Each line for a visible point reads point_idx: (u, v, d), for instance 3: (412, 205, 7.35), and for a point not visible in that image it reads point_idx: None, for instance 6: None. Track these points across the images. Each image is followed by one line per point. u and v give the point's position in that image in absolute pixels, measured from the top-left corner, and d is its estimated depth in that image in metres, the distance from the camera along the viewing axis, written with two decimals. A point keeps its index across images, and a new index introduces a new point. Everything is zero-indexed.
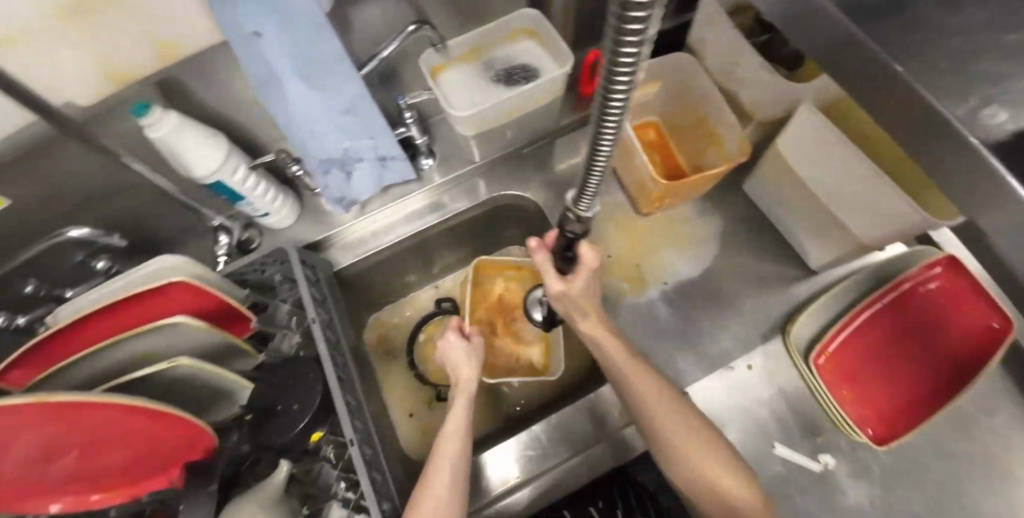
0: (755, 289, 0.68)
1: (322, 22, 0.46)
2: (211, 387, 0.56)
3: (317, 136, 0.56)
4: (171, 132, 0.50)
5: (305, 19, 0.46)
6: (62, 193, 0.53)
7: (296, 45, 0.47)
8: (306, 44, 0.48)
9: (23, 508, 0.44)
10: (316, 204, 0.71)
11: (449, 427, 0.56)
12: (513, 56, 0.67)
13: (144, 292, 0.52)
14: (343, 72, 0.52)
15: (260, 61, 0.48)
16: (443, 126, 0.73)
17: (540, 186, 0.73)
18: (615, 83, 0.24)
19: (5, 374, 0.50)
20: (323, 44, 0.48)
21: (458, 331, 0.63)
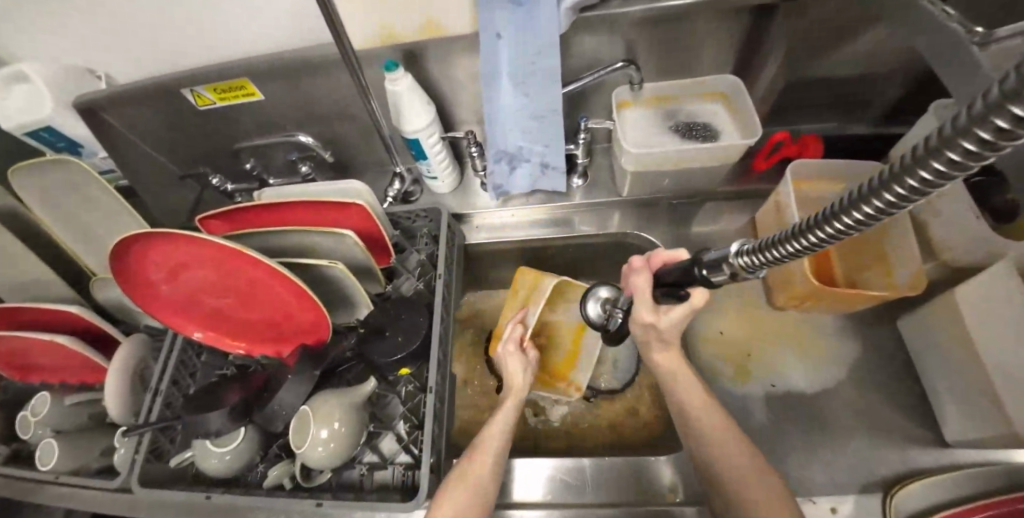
0: (867, 431, 0.61)
1: (553, 43, 0.54)
2: (344, 295, 0.65)
3: (504, 130, 0.64)
4: (403, 89, 0.61)
5: (538, 39, 0.54)
6: (307, 104, 0.68)
7: (524, 54, 0.56)
8: (532, 57, 0.56)
9: (178, 327, 0.65)
10: (472, 183, 0.80)
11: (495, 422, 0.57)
12: (698, 116, 0.69)
13: (333, 202, 0.64)
14: (550, 85, 0.59)
15: (492, 57, 0.56)
16: (605, 155, 0.78)
17: (672, 238, 0.74)
18: (878, 197, 0.24)
19: (209, 223, 0.67)
20: (544, 61, 0.56)
21: (517, 341, 0.63)
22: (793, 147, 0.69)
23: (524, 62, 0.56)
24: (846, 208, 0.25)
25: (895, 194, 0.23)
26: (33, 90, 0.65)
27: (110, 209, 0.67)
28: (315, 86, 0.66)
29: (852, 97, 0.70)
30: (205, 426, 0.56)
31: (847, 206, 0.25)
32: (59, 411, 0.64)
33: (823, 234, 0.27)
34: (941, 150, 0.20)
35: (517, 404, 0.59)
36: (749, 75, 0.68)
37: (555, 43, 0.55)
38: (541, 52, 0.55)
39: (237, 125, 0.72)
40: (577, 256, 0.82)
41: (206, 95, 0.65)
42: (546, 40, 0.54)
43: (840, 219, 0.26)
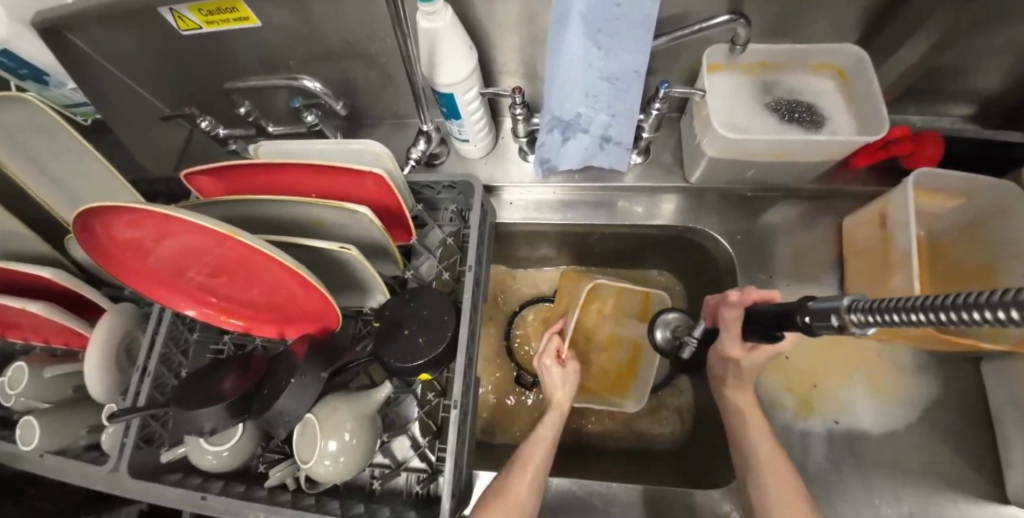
0: (930, 482, 0.54)
1: None
2: (357, 280, 0.56)
3: (563, 92, 0.52)
4: (442, 28, 0.47)
5: None
6: (316, 36, 0.55)
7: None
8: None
9: (169, 303, 0.57)
10: (508, 150, 0.68)
11: (539, 434, 0.51)
12: (801, 93, 0.57)
13: (346, 169, 0.52)
14: (638, 35, 0.46)
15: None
16: (670, 128, 0.65)
17: (737, 237, 0.64)
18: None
19: (196, 178, 0.57)
20: (636, 5, 0.42)
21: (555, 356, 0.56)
22: (909, 145, 0.56)
23: (608, 5, 0.42)
24: (991, 301, 0.15)
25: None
26: None
27: (79, 153, 0.56)
28: (327, 17, 0.52)
29: (993, 85, 0.56)
30: (197, 423, 0.50)
31: (992, 298, 0.15)
32: (38, 384, 0.59)
33: (962, 319, 0.17)
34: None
35: (561, 416, 0.53)
36: (874, 47, 0.54)
37: None
38: None
39: (231, 55, 0.58)
40: (622, 244, 0.72)
41: (190, 17, 0.52)
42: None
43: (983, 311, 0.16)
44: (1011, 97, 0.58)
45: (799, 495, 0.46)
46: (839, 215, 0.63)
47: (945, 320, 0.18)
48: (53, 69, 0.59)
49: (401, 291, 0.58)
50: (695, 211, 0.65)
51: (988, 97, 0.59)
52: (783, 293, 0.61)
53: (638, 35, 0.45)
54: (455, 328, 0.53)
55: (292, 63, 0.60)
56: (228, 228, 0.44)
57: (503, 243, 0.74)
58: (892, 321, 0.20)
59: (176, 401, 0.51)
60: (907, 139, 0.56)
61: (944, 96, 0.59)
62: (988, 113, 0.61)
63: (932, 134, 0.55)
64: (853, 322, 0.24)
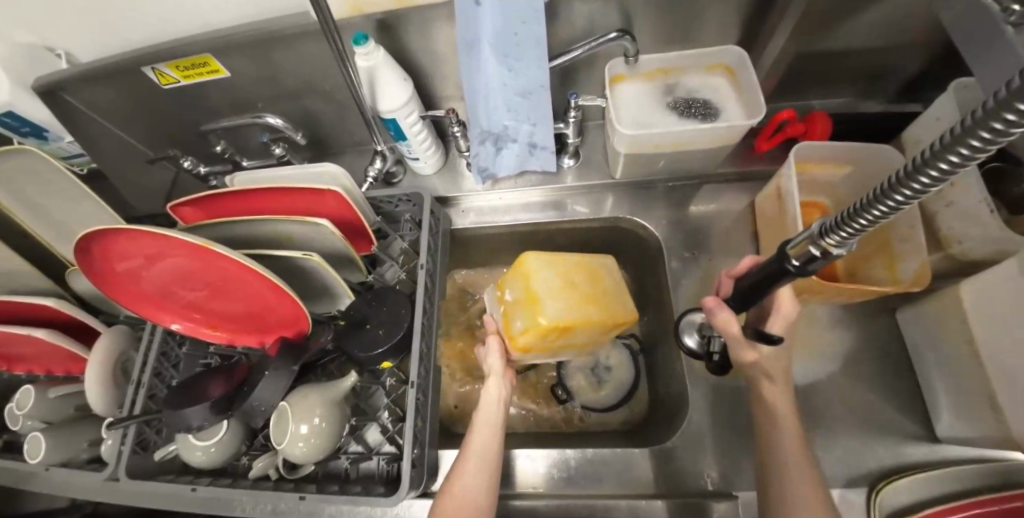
0: (857, 426, 0.60)
1: (538, 9, 0.49)
2: (321, 284, 0.63)
3: (489, 109, 0.60)
4: (377, 64, 0.56)
5: (525, 5, 0.49)
6: (277, 77, 0.64)
7: (506, 19, 0.51)
8: (517, 24, 0.51)
9: (155, 317, 0.63)
10: (457, 164, 0.76)
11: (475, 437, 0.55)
12: (699, 90, 0.64)
13: (308, 189, 0.60)
14: (538, 55, 0.54)
15: (472, 27, 0.52)
16: (597, 133, 0.74)
17: (664, 221, 0.71)
18: (908, 180, 0.23)
19: (180, 209, 0.64)
20: (530, 29, 0.51)
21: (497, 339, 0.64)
22: (801, 126, 0.64)
23: (508, 32, 0.52)
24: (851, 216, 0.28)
25: (938, 169, 0.21)
26: None
27: (73, 195, 0.65)
28: (287, 62, 0.62)
29: (868, 67, 0.65)
30: (186, 420, 0.56)
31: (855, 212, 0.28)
32: (45, 405, 0.65)
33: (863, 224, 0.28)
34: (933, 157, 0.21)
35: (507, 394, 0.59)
36: (754, 46, 0.62)
37: (541, 10, 0.50)
38: (526, 21, 0.51)
39: (205, 102, 0.68)
40: (571, 241, 0.79)
41: (168, 72, 0.62)
42: (531, 9, 0.50)
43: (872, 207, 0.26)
44: (889, 75, 0.67)
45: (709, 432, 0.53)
46: (752, 195, 0.70)
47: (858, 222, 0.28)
48: (49, 125, 0.68)
49: (364, 293, 0.65)
50: (628, 204, 0.73)
51: (869, 79, 0.67)
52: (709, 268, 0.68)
53: (539, 53, 0.53)
54: (411, 319, 0.60)
55: (259, 105, 0.69)
56: (207, 242, 0.52)
57: (463, 249, 0.81)
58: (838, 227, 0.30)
59: (169, 404, 0.58)
60: (797, 119, 0.64)
61: (830, 80, 0.68)
62: (874, 95, 0.70)
63: (820, 114, 0.63)
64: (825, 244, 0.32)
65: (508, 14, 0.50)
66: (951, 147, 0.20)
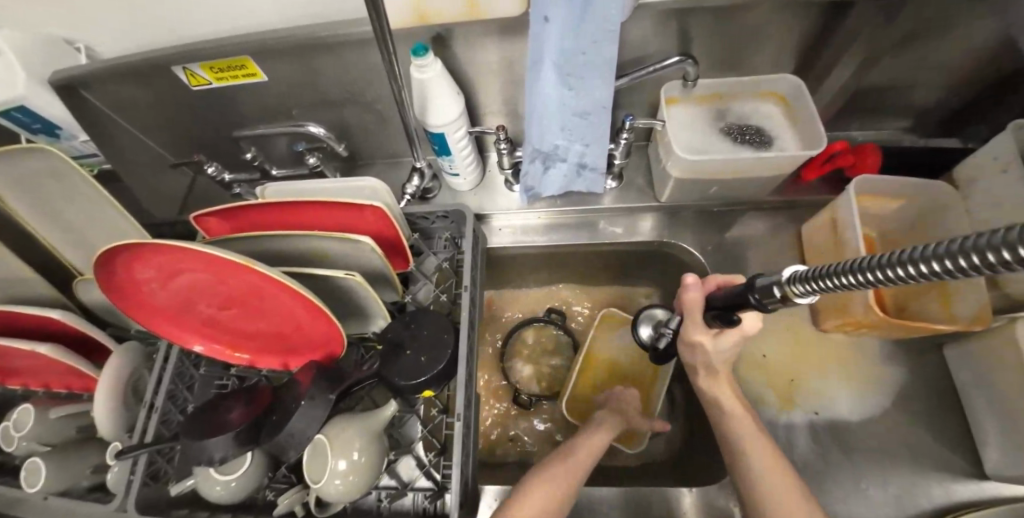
0: (910, 464, 0.58)
1: (615, 31, 0.47)
2: (356, 305, 0.59)
3: (543, 128, 0.58)
4: (433, 77, 0.54)
5: (601, 26, 0.47)
6: (317, 84, 0.61)
7: (577, 39, 0.48)
8: (588, 44, 0.49)
9: (174, 336, 0.58)
10: (495, 181, 0.74)
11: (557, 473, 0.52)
12: (752, 117, 0.63)
13: (349, 204, 0.57)
14: (602, 76, 0.52)
15: (539, 46, 0.49)
16: (639, 155, 0.72)
17: (708, 247, 0.69)
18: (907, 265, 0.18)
19: (205, 219, 0.60)
20: (601, 51, 0.49)
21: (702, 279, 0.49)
22: (851, 157, 0.63)
23: (576, 52, 0.50)
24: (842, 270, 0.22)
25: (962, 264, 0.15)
26: None
27: (88, 199, 0.60)
28: (330, 68, 0.59)
29: (917, 99, 0.65)
30: (207, 452, 0.51)
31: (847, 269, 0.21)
32: (43, 426, 0.59)
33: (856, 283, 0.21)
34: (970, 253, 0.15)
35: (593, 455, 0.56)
36: (807, 75, 0.62)
37: (617, 31, 0.48)
38: (598, 41, 0.48)
39: (236, 107, 0.64)
40: (607, 263, 0.77)
41: (201, 73, 0.58)
42: (604, 31, 0.47)
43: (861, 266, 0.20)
44: (935, 108, 0.67)
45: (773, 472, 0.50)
46: (798, 223, 0.70)
47: (848, 284, 0.22)
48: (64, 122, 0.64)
49: (401, 315, 0.61)
50: (670, 228, 0.71)
51: (914, 113, 0.68)
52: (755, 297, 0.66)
53: (604, 74, 0.52)
54: (454, 345, 0.57)
55: (293, 112, 0.66)
56: (245, 260, 0.48)
57: (495, 268, 0.78)
58: (834, 286, 0.23)
59: (187, 433, 0.53)
60: (847, 151, 0.63)
61: (878, 110, 0.68)
62: (916, 128, 0.70)
63: (871, 145, 0.62)
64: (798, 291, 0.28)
65: (579, 33, 0.48)
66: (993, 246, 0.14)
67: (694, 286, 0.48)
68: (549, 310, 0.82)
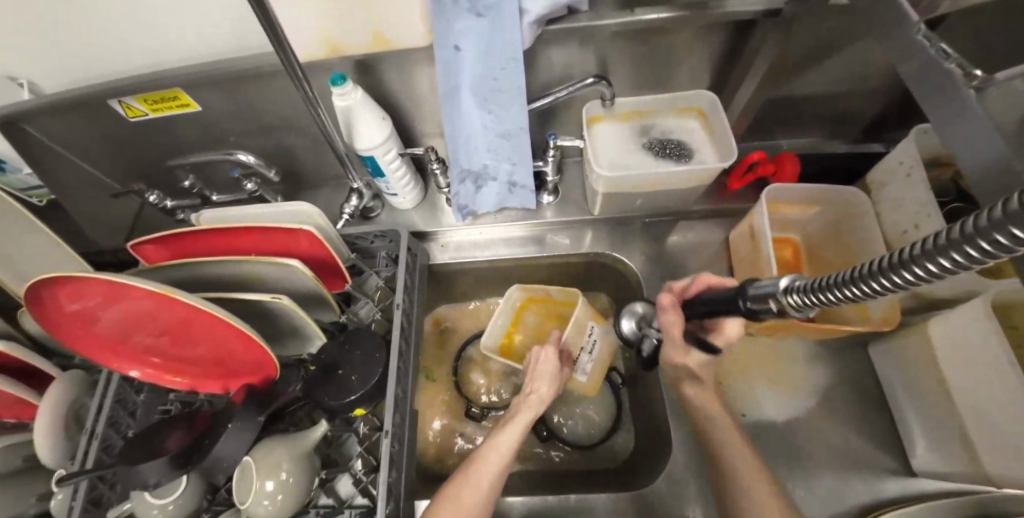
0: (839, 463, 0.59)
1: (517, 58, 0.50)
2: (291, 327, 0.60)
3: (468, 148, 0.60)
4: (355, 104, 0.56)
5: (505, 52, 0.50)
6: (252, 112, 0.63)
7: (485, 65, 0.51)
8: (496, 70, 0.51)
9: (111, 364, 0.58)
10: (437, 200, 0.76)
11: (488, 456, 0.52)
12: (674, 131, 0.66)
13: (280, 228, 0.58)
14: (516, 98, 0.54)
15: (452, 71, 0.52)
16: (575, 170, 0.75)
17: (644, 258, 0.71)
18: (927, 264, 0.20)
19: (141, 247, 0.61)
20: (510, 76, 0.52)
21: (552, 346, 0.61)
22: (770, 166, 0.66)
23: (487, 77, 0.52)
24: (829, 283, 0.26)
25: (945, 263, 0.19)
26: None
27: (25, 230, 0.61)
28: (262, 97, 0.61)
29: (833, 110, 0.67)
30: (141, 478, 0.52)
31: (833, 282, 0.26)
32: None
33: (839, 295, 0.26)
34: (978, 238, 0.17)
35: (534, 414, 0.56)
36: (725, 89, 0.65)
37: (521, 58, 0.50)
38: (506, 67, 0.51)
39: (175, 136, 0.66)
40: (552, 275, 0.78)
41: (137, 105, 0.60)
42: (511, 57, 0.50)
43: (843, 286, 0.25)
44: (854, 117, 0.70)
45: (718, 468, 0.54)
46: (728, 231, 0.72)
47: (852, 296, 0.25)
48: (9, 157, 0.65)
49: (337, 334, 0.63)
50: (607, 240, 0.73)
51: (834, 122, 0.70)
52: None
53: (518, 96, 0.54)
54: (386, 363, 0.58)
55: (232, 139, 0.67)
56: (165, 289, 0.49)
57: (443, 284, 0.80)
58: (818, 300, 0.28)
59: (124, 459, 0.53)
60: (766, 160, 0.66)
61: (800, 121, 0.70)
62: (838, 137, 0.73)
63: (787, 155, 0.65)
64: (793, 304, 0.31)
65: (487, 60, 0.50)
66: (953, 249, 0.19)
67: (671, 307, 0.54)
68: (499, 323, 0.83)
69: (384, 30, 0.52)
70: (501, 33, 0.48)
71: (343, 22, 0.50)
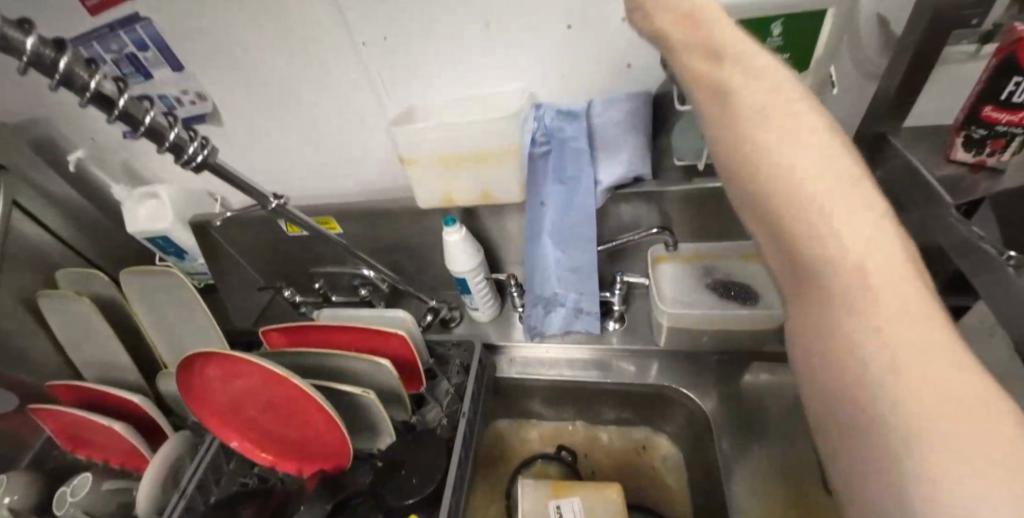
0: None
1: (591, 209, 0.61)
2: (369, 421, 0.66)
3: (543, 279, 0.69)
4: (457, 238, 0.68)
5: (580, 205, 0.62)
6: (375, 236, 0.79)
7: (564, 215, 0.63)
8: (574, 219, 0.63)
9: (218, 433, 0.68)
10: (511, 317, 0.83)
11: None
12: (738, 274, 0.70)
13: (379, 330, 0.69)
14: (587, 240, 0.64)
15: (535, 218, 0.64)
16: (641, 301, 0.80)
17: (711, 395, 0.70)
18: None
19: (269, 334, 0.74)
20: (584, 222, 0.62)
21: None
22: None
23: (565, 223, 0.63)
24: None
25: None
26: (160, 206, 0.82)
27: (190, 311, 0.78)
28: (386, 227, 0.77)
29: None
30: None
31: None
32: (96, 495, 0.72)
33: None
34: None
35: None
36: None
37: (593, 209, 0.61)
38: (581, 216, 0.62)
39: (313, 251, 0.83)
40: (615, 402, 0.78)
41: (295, 224, 0.78)
42: (585, 210, 0.62)
43: None
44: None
45: (749, 124, 0.31)
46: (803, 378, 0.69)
47: None
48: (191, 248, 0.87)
49: (405, 433, 0.67)
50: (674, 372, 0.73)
51: None
52: (762, 454, 0.64)
53: (588, 238, 0.64)
54: (444, 471, 0.61)
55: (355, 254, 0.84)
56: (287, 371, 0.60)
57: (507, 397, 0.83)
58: None
59: None
60: None
61: None
62: None
63: None
64: None
65: (566, 210, 0.62)
66: None
67: None
68: (556, 446, 0.82)
69: (488, 187, 0.63)
70: (577, 191, 0.61)
71: (457, 181, 0.63)
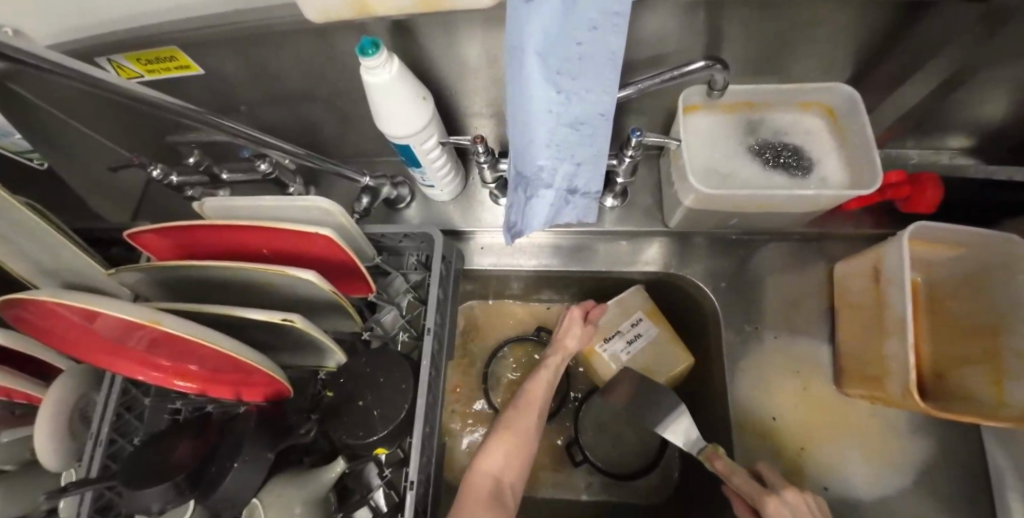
0: None
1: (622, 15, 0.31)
2: (308, 340, 0.52)
3: (526, 150, 0.44)
4: (387, 81, 0.42)
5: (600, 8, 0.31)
6: (269, 76, 0.53)
7: (565, 29, 0.32)
8: (585, 37, 0.33)
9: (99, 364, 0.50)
10: (478, 194, 0.65)
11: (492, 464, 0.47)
12: (789, 132, 0.53)
13: (294, 230, 0.48)
14: (605, 77, 0.37)
15: (513, 33, 0.33)
16: (644, 168, 0.63)
17: (719, 280, 0.60)
18: None
19: (140, 235, 0.53)
20: (600, 43, 0.34)
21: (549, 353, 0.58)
22: (906, 188, 0.52)
23: (566, 43, 0.33)
24: None
25: None
26: None
27: None
28: (277, 58, 0.50)
29: (985, 119, 0.53)
30: (144, 503, 0.44)
31: None
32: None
33: None
34: None
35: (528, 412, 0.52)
36: (862, 80, 0.50)
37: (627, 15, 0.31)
38: (597, 28, 0.32)
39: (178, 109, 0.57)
40: (602, 287, 0.68)
41: (129, 66, 0.52)
42: (609, 12, 0.31)
43: None
44: (1011, 130, 0.55)
45: None
46: (830, 259, 0.59)
47: None
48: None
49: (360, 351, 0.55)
50: (682, 258, 0.61)
51: (998, 125, 0.54)
52: (771, 346, 0.57)
53: (605, 76, 0.37)
54: (411, 399, 0.50)
55: (243, 107, 0.60)
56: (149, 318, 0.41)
57: (479, 285, 0.71)
58: None
59: (124, 475, 0.46)
60: (903, 183, 0.52)
61: (942, 126, 0.55)
62: (993, 144, 0.58)
63: (931, 177, 0.50)
64: None
65: (567, 21, 0.31)
66: None
67: None
68: (537, 328, 0.73)
69: None
70: None
71: None
